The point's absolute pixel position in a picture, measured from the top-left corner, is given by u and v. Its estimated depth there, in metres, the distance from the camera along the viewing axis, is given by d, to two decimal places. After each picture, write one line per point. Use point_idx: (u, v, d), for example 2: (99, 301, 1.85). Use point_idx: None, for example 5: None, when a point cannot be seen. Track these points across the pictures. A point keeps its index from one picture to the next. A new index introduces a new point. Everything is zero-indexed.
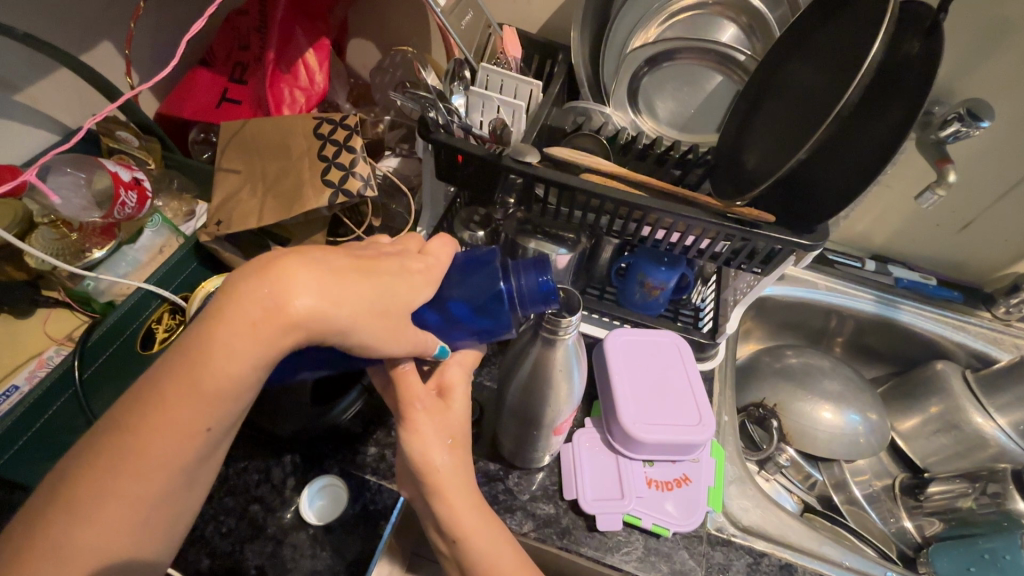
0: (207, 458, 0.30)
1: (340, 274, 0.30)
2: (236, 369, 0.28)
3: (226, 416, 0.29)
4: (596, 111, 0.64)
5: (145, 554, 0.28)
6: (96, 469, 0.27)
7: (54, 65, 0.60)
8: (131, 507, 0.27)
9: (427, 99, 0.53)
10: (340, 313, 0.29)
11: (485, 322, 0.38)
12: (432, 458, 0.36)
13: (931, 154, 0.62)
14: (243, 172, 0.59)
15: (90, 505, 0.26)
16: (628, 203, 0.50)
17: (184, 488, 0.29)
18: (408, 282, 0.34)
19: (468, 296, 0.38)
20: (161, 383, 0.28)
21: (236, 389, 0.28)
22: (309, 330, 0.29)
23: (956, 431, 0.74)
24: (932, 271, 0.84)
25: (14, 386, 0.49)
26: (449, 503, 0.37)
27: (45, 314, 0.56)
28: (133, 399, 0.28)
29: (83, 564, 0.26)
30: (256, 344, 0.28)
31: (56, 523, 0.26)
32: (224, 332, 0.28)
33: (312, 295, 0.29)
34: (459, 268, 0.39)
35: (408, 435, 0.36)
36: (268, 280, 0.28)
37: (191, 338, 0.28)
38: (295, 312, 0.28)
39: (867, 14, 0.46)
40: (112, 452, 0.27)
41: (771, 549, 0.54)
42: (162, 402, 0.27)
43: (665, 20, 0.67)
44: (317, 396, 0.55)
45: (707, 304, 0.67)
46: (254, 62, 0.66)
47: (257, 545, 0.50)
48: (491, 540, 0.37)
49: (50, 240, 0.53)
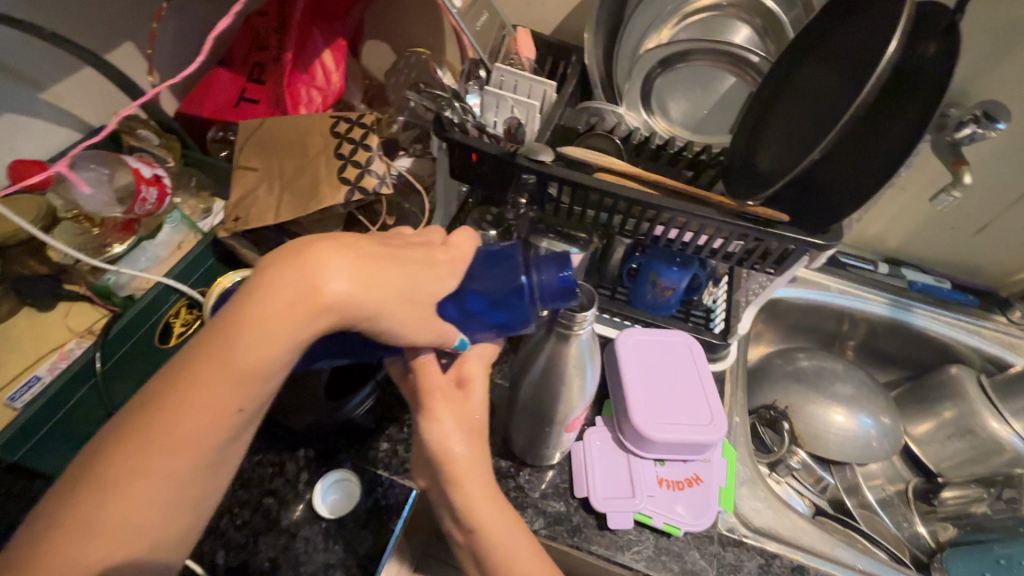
0: (235, 440, 0.30)
1: (371, 260, 0.31)
2: (269, 351, 0.28)
3: (257, 397, 0.29)
4: (609, 110, 0.64)
5: (172, 535, 0.28)
6: (128, 446, 0.27)
7: (78, 64, 0.61)
8: (162, 484, 0.27)
9: (443, 99, 0.55)
10: (371, 298, 0.30)
11: (505, 315, 0.39)
12: (452, 447, 0.37)
13: (947, 156, 0.62)
14: (260, 170, 0.60)
15: (121, 483, 0.26)
16: (641, 202, 0.50)
17: (212, 468, 0.29)
18: (433, 272, 0.34)
19: (489, 289, 0.39)
20: (194, 363, 0.28)
21: (268, 370, 0.29)
22: (341, 314, 0.30)
23: (972, 436, 0.73)
24: (947, 275, 0.84)
25: (36, 377, 0.50)
26: (466, 492, 0.37)
27: (67, 307, 0.57)
28: (165, 378, 0.28)
29: (114, 541, 0.26)
30: (288, 327, 0.28)
31: (86, 500, 0.26)
32: (259, 314, 0.28)
33: (345, 279, 0.29)
34: (482, 262, 0.40)
35: (427, 424, 0.37)
36: (302, 263, 0.29)
37: (224, 319, 0.29)
38: (328, 295, 0.29)
39: (881, 14, 0.47)
40: (145, 429, 0.27)
41: (781, 551, 0.54)
42: (194, 381, 0.27)
43: (678, 22, 0.68)
44: (331, 391, 0.56)
45: (719, 305, 0.66)
46: (273, 63, 0.68)
47: (271, 538, 0.51)
48: (509, 527, 0.38)
49: (73, 234, 0.54)
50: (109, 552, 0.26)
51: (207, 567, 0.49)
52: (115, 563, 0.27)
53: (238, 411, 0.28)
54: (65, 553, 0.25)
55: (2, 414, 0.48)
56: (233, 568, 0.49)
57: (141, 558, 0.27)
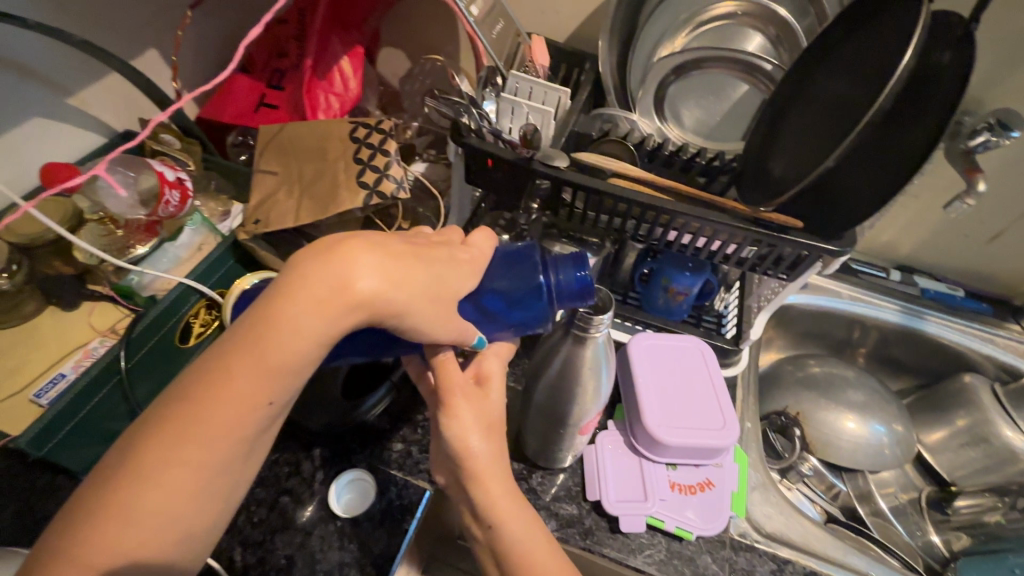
0: (265, 431, 0.30)
1: (399, 258, 0.32)
2: (300, 345, 0.29)
3: (286, 391, 0.30)
4: (622, 117, 0.64)
5: (203, 523, 0.29)
6: (165, 435, 0.28)
7: (105, 70, 0.63)
8: (196, 474, 0.28)
9: (460, 103, 0.55)
10: (399, 295, 0.31)
11: (522, 315, 0.41)
12: (471, 444, 0.38)
13: (960, 163, 0.62)
14: (280, 174, 0.61)
15: (157, 471, 0.27)
16: (656, 207, 0.51)
17: (242, 459, 0.30)
18: (457, 271, 0.35)
19: (508, 289, 0.40)
20: (228, 355, 0.29)
21: (298, 364, 0.30)
22: (370, 310, 0.31)
23: (986, 444, 0.72)
24: (960, 282, 0.83)
25: (61, 374, 0.52)
26: (484, 488, 0.38)
27: (90, 306, 0.58)
28: (200, 370, 0.29)
29: (150, 526, 0.27)
30: (319, 322, 0.29)
31: (125, 486, 0.27)
32: (291, 309, 0.29)
33: (374, 277, 0.30)
34: (500, 262, 0.41)
35: (448, 421, 0.37)
36: (333, 260, 0.30)
37: (256, 314, 0.29)
38: (358, 292, 0.30)
39: (895, 23, 0.47)
40: (180, 419, 0.28)
41: (794, 557, 0.54)
42: (227, 374, 0.28)
43: (693, 30, 0.69)
44: (348, 390, 0.58)
45: (731, 311, 0.67)
46: (293, 70, 0.69)
47: (287, 536, 0.52)
48: (525, 524, 0.39)
49: (98, 235, 0.55)
50: (145, 537, 0.27)
51: (225, 563, 0.50)
52: (150, 549, 0.28)
53: (269, 403, 0.29)
54: (105, 537, 0.26)
55: (27, 410, 0.49)
56: (250, 564, 0.50)
57: (174, 544, 0.28)
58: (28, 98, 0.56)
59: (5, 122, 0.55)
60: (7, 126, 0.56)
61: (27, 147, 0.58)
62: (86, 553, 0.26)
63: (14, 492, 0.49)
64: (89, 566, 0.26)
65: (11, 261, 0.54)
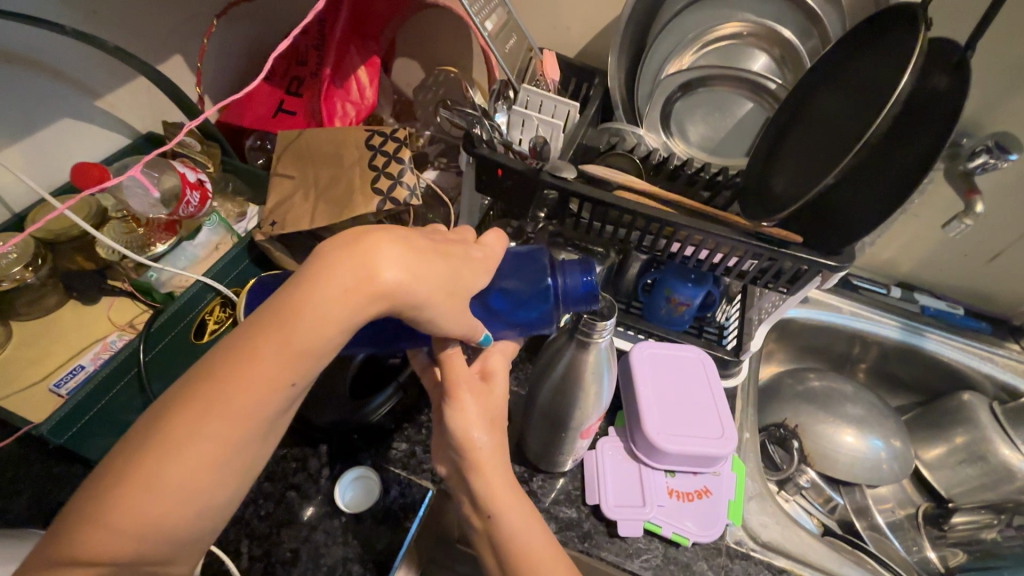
0: (284, 413, 0.32)
1: (421, 254, 0.34)
2: (326, 331, 0.31)
3: (308, 373, 0.31)
4: (629, 132, 0.67)
5: (221, 499, 0.30)
6: (191, 410, 0.29)
7: (132, 75, 0.65)
8: (218, 450, 0.29)
9: (473, 116, 0.57)
10: (419, 288, 0.33)
11: (527, 315, 0.43)
12: (475, 437, 0.39)
13: (960, 185, 0.64)
14: (296, 178, 0.63)
15: (183, 444, 0.28)
16: (660, 220, 0.52)
17: (262, 438, 0.31)
18: (471, 267, 0.37)
19: (516, 288, 0.42)
20: (257, 336, 0.30)
21: (323, 348, 0.31)
22: (392, 301, 0.32)
23: (983, 462, 0.74)
24: (959, 301, 0.84)
25: (80, 366, 0.54)
26: (487, 481, 0.40)
27: (109, 301, 0.60)
28: (228, 349, 0.30)
29: (170, 501, 0.28)
30: (343, 309, 0.31)
31: (150, 459, 0.28)
32: (317, 295, 0.31)
33: (398, 268, 0.32)
34: (510, 262, 0.43)
35: (453, 413, 0.39)
36: (360, 251, 0.32)
37: (284, 298, 0.31)
38: (383, 282, 0.32)
39: (892, 48, 0.49)
40: (208, 395, 0.29)
41: (789, 566, 0.55)
42: (255, 354, 0.30)
43: (699, 49, 0.71)
44: (357, 391, 0.59)
45: (732, 323, 0.68)
46: (311, 78, 0.71)
47: (292, 530, 0.53)
48: (525, 518, 0.40)
49: (120, 232, 0.59)
50: (167, 511, 0.28)
51: (231, 554, 0.51)
52: (167, 524, 0.28)
53: (291, 385, 0.31)
54: (130, 507, 0.27)
55: (48, 400, 0.51)
56: (257, 556, 0.51)
57: (192, 518, 0.29)
58: (57, 99, 0.59)
59: (36, 121, 0.58)
60: (38, 126, 0.58)
61: (56, 146, 0.61)
62: (111, 523, 0.27)
63: (31, 479, 0.51)
64: (111, 536, 0.27)
65: (36, 255, 0.56)
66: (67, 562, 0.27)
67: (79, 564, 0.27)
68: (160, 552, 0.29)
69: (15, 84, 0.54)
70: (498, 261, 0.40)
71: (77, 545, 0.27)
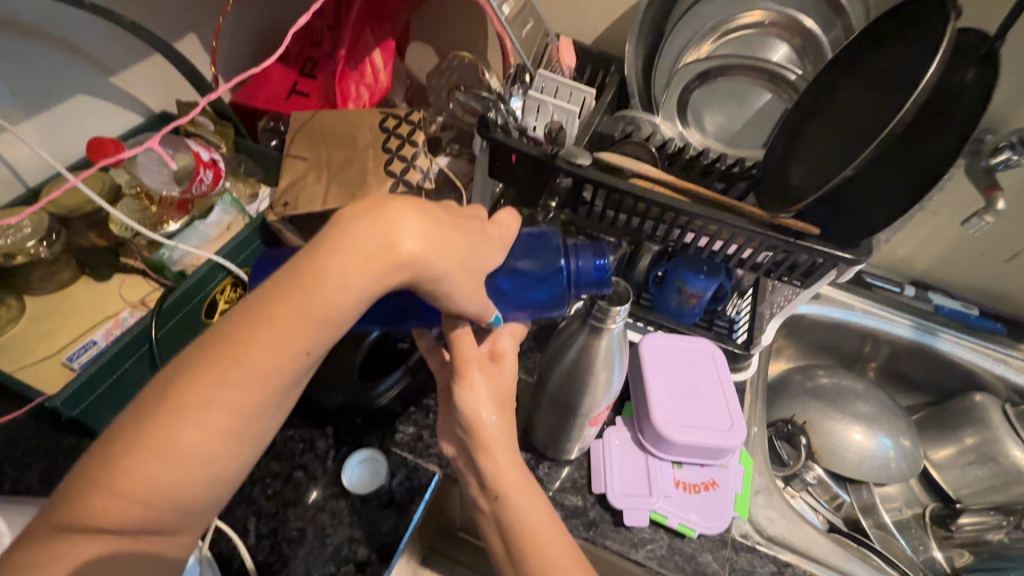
0: (298, 382, 0.32)
1: (442, 226, 0.34)
2: (344, 299, 0.30)
3: (323, 342, 0.31)
4: (645, 120, 0.66)
5: (232, 467, 0.30)
6: (204, 375, 0.29)
7: (147, 52, 0.65)
8: (232, 417, 0.29)
9: (489, 100, 0.57)
10: (439, 260, 0.33)
11: (539, 297, 0.44)
12: (483, 416, 0.40)
13: (981, 182, 0.62)
14: (309, 159, 0.63)
15: (196, 409, 0.28)
16: (673, 208, 0.52)
17: (274, 407, 0.31)
18: (487, 245, 0.37)
19: (530, 270, 0.43)
20: (272, 302, 0.30)
21: (339, 317, 0.31)
22: (411, 273, 0.32)
23: (994, 463, 0.74)
24: (975, 301, 0.83)
25: (93, 341, 0.54)
26: (495, 460, 0.40)
27: (121, 279, 0.60)
28: (243, 314, 0.30)
29: (181, 467, 0.28)
30: (361, 278, 0.31)
31: (163, 423, 0.28)
32: (335, 264, 0.30)
33: (419, 240, 0.32)
34: (524, 243, 0.44)
35: (463, 391, 0.39)
36: (381, 220, 0.31)
37: (301, 264, 0.31)
38: (404, 253, 0.31)
39: (918, 39, 0.48)
40: (221, 360, 0.29)
41: (795, 561, 0.55)
42: (270, 320, 0.30)
43: (719, 37, 0.70)
44: (365, 372, 0.59)
45: (742, 316, 0.67)
46: (325, 59, 0.71)
47: (299, 509, 0.53)
48: (531, 499, 0.40)
49: (133, 210, 0.59)
50: (178, 477, 0.28)
51: (239, 531, 0.51)
52: (178, 489, 0.28)
53: (306, 353, 0.31)
54: (140, 472, 0.27)
55: (61, 373, 0.51)
56: (263, 534, 0.52)
57: (203, 485, 0.29)
58: (74, 75, 0.59)
59: (53, 97, 0.58)
60: (54, 102, 0.58)
61: (70, 122, 0.61)
62: (121, 487, 0.27)
63: (42, 452, 0.52)
64: (123, 498, 0.27)
65: (51, 230, 0.56)
66: (76, 525, 0.27)
67: (90, 526, 0.27)
68: (169, 518, 0.29)
69: (32, 58, 0.54)
70: (511, 241, 0.40)
71: (87, 508, 0.27)
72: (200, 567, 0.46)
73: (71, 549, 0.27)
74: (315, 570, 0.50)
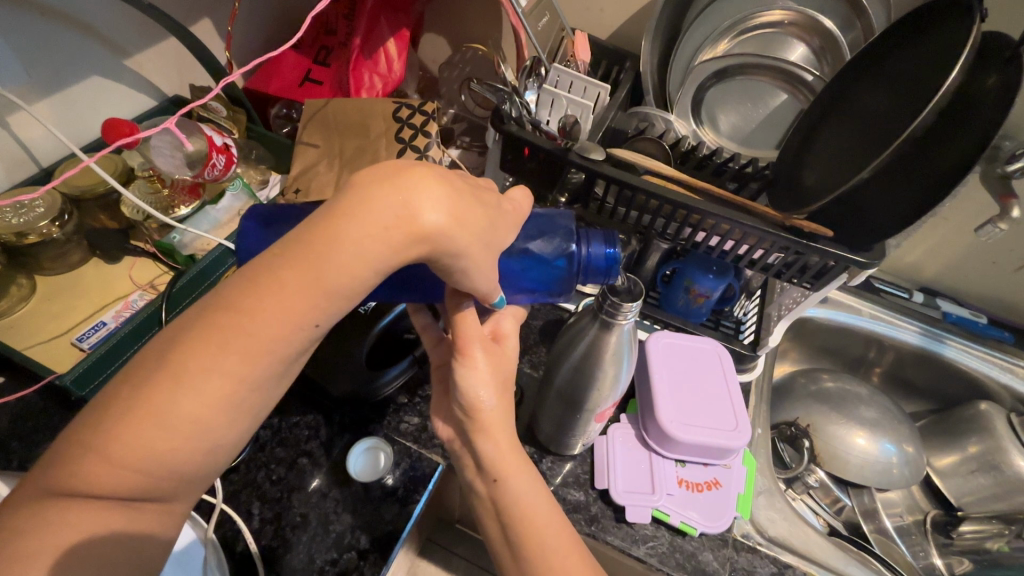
0: (302, 355, 0.32)
1: (464, 201, 0.34)
2: (359, 269, 0.30)
3: (331, 315, 0.31)
4: (659, 117, 0.64)
5: (229, 439, 0.30)
6: (208, 342, 0.29)
7: (162, 36, 0.65)
8: (234, 386, 0.29)
9: (504, 91, 0.54)
10: (458, 234, 0.33)
11: (542, 280, 0.45)
12: (484, 400, 0.40)
13: (997, 189, 0.62)
14: (321, 147, 0.63)
15: (196, 377, 0.28)
16: (683, 206, 0.51)
17: (276, 379, 0.31)
18: (504, 221, 0.37)
19: (540, 252, 0.44)
20: (282, 266, 0.30)
21: (353, 289, 0.31)
22: (430, 246, 0.32)
23: (997, 472, 0.73)
24: (983, 308, 0.84)
25: (102, 323, 0.54)
26: (496, 443, 0.40)
27: (132, 261, 0.61)
28: (250, 278, 0.30)
29: (179, 437, 0.28)
30: (380, 248, 0.31)
31: (163, 388, 0.28)
32: (354, 231, 0.30)
33: (440, 212, 0.32)
34: (534, 225, 0.45)
35: (465, 371, 0.39)
36: (402, 190, 0.31)
37: (315, 229, 0.30)
38: (425, 224, 0.32)
39: (941, 42, 0.47)
40: (227, 328, 0.29)
41: (795, 562, 0.55)
42: (280, 287, 0.30)
43: (736, 36, 0.71)
44: (373, 360, 0.58)
45: (750, 318, 0.67)
46: (339, 47, 0.71)
47: (302, 495, 0.53)
48: (531, 487, 0.40)
49: (145, 192, 0.59)
50: (175, 445, 0.28)
51: (243, 515, 0.52)
52: (172, 460, 0.29)
53: (314, 326, 0.31)
54: (138, 439, 0.27)
55: (70, 353, 0.52)
56: (267, 519, 0.52)
57: (200, 455, 0.29)
58: (89, 56, 0.59)
59: (67, 77, 0.58)
60: (69, 82, 0.58)
61: (85, 104, 0.61)
62: (117, 455, 0.27)
63: (50, 431, 0.52)
64: (117, 466, 0.27)
65: (63, 211, 0.56)
66: (81, 492, 0.27)
67: (92, 494, 0.28)
68: (164, 488, 0.29)
69: (48, 37, 0.54)
70: (524, 220, 0.40)
71: (86, 477, 0.27)
72: (205, 551, 0.47)
73: (79, 520, 0.28)
74: (318, 556, 0.50)
